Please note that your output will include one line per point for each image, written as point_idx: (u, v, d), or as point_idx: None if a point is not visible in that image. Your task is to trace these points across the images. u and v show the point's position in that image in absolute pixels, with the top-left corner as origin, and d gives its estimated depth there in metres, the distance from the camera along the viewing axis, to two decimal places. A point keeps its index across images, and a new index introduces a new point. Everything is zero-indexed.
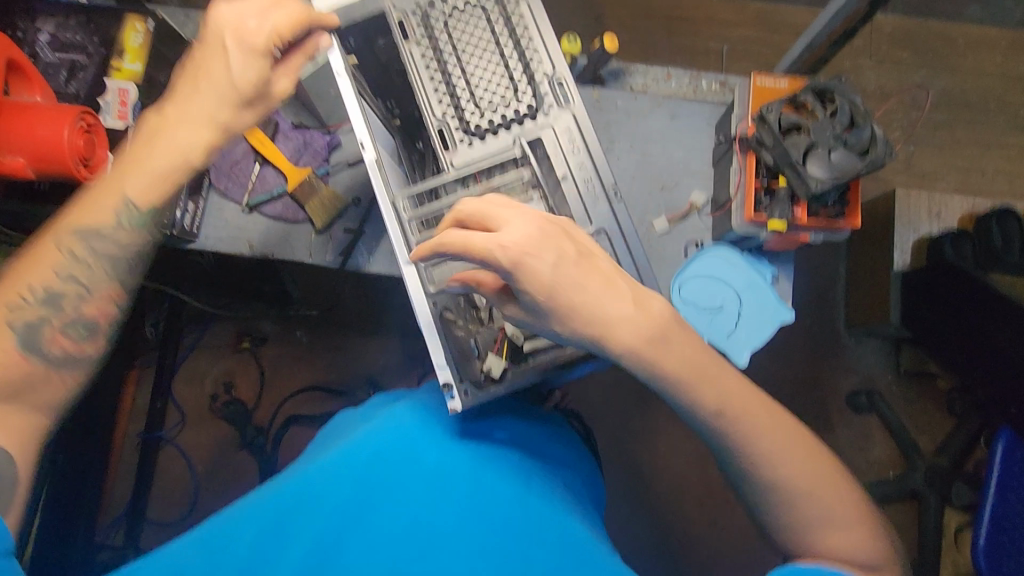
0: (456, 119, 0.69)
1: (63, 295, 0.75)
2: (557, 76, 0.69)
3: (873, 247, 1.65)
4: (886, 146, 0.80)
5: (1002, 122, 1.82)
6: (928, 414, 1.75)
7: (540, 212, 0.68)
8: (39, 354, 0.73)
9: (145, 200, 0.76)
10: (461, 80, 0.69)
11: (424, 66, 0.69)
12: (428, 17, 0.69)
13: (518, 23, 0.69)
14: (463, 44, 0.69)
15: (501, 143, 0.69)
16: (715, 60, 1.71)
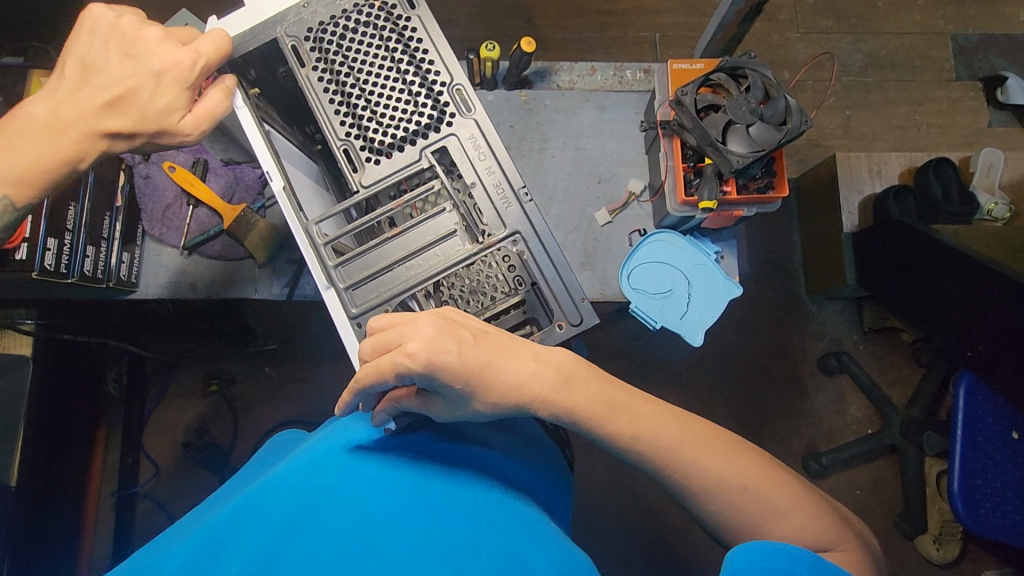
0: (360, 139, 0.68)
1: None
2: (456, 84, 0.69)
3: (823, 212, 1.69)
4: (801, 115, 0.81)
5: (929, 77, 1.88)
6: (897, 367, 1.79)
7: (455, 221, 0.68)
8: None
9: (26, 199, 0.70)
10: (360, 99, 0.68)
11: (323, 89, 0.68)
12: (321, 40, 0.69)
13: (411, 37, 0.69)
14: (359, 63, 0.69)
15: (409, 158, 0.69)
16: (648, 49, 1.73)
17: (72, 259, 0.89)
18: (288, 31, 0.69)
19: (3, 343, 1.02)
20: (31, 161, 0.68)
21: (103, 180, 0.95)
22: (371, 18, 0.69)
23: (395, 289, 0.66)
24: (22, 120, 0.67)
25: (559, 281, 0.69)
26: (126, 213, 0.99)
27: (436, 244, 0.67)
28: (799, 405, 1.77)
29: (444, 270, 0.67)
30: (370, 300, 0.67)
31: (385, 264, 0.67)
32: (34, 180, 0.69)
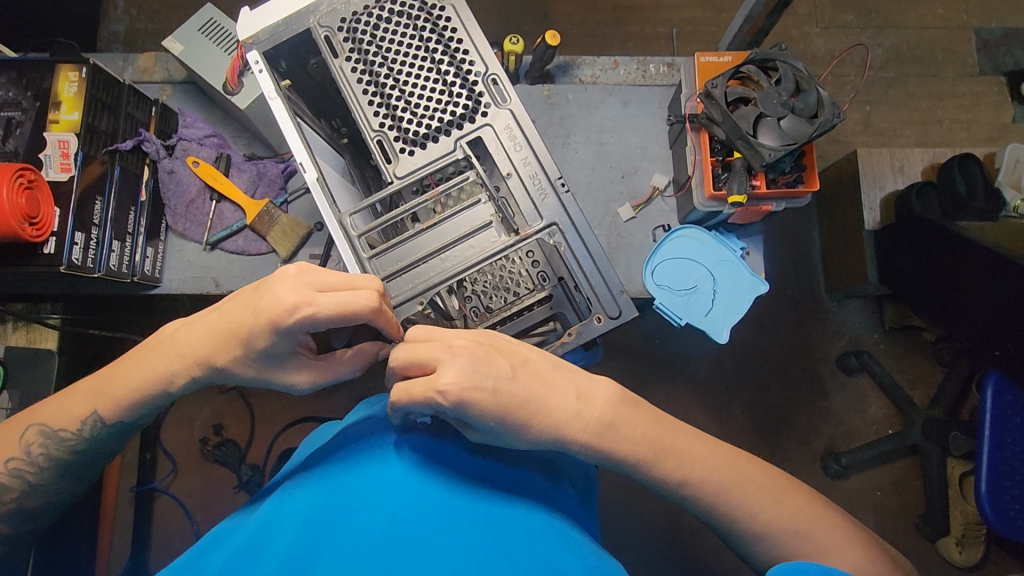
0: (394, 129, 0.68)
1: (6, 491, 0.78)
2: (491, 75, 0.69)
3: (844, 210, 1.67)
4: (834, 107, 0.80)
5: (951, 72, 1.85)
6: (919, 367, 1.76)
7: (490, 212, 0.67)
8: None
9: (111, 416, 0.77)
10: (395, 90, 0.68)
11: (357, 80, 0.68)
12: (355, 31, 0.68)
13: (446, 27, 0.69)
14: (393, 54, 0.68)
15: (443, 149, 0.68)
16: (665, 44, 1.71)
17: (99, 254, 0.89)
18: (321, 21, 0.69)
19: (28, 336, 1.02)
20: (144, 375, 0.75)
21: (127, 174, 0.95)
22: (404, 9, 0.69)
23: (428, 282, 0.66)
24: (160, 335, 0.77)
25: (596, 272, 0.68)
26: (150, 209, 0.99)
27: (472, 236, 0.67)
28: (817, 405, 1.75)
29: (479, 261, 0.66)
30: (404, 291, 0.66)
31: (420, 257, 0.67)
32: (131, 391, 0.75)
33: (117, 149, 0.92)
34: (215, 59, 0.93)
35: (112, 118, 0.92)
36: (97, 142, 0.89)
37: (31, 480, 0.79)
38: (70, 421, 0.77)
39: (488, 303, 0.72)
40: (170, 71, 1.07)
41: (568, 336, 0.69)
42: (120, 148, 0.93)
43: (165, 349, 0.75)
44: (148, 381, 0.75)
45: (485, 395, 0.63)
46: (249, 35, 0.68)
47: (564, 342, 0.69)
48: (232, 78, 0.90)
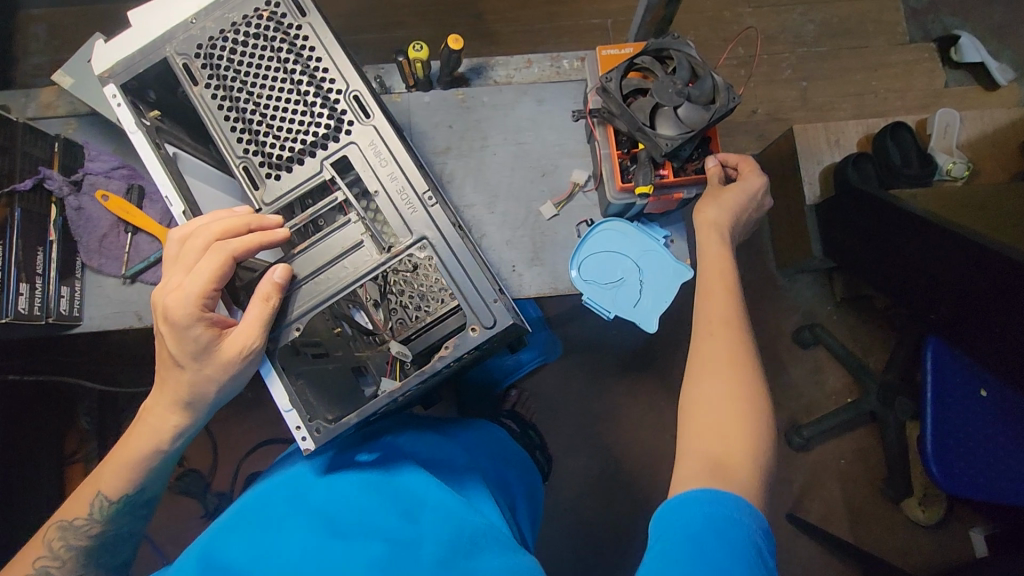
0: (258, 154, 0.67)
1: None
2: (353, 90, 0.68)
3: (785, 187, 1.69)
4: (729, 92, 0.80)
5: (882, 42, 1.87)
6: (872, 334, 1.79)
7: (360, 231, 0.67)
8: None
9: (116, 490, 0.75)
10: (255, 114, 0.67)
11: (217, 107, 0.67)
12: (212, 56, 0.67)
13: (303, 45, 0.68)
14: (251, 77, 0.67)
15: (309, 170, 0.68)
16: (600, 36, 1.71)
17: (3, 299, 0.87)
18: (178, 49, 0.67)
19: None
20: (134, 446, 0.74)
21: (31, 215, 0.93)
22: (259, 29, 0.68)
23: (302, 306, 0.66)
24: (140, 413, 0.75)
25: (469, 281, 0.66)
26: (61, 246, 0.97)
27: (343, 256, 0.67)
28: (777, 381, 1.77)
29: (353, 282, 0.66)
30: (278, 318, 0.67)
31: (293, 281, 0.67)
32: (125, 462, 0.75)
33: (15, 190, 0.90)
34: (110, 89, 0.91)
35: (8, 158, 0.90)
36: None
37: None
38: (78, 507, 0.75)
39: (409, 314, 0.78)
40: (75, 104, 1.04)
41: (444, 351, 0.65)
42: (19, 188, 0.90)
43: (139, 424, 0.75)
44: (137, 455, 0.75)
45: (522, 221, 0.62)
46: (105, 69, 0.67)
47: (440, 355, 0.65)
48: None
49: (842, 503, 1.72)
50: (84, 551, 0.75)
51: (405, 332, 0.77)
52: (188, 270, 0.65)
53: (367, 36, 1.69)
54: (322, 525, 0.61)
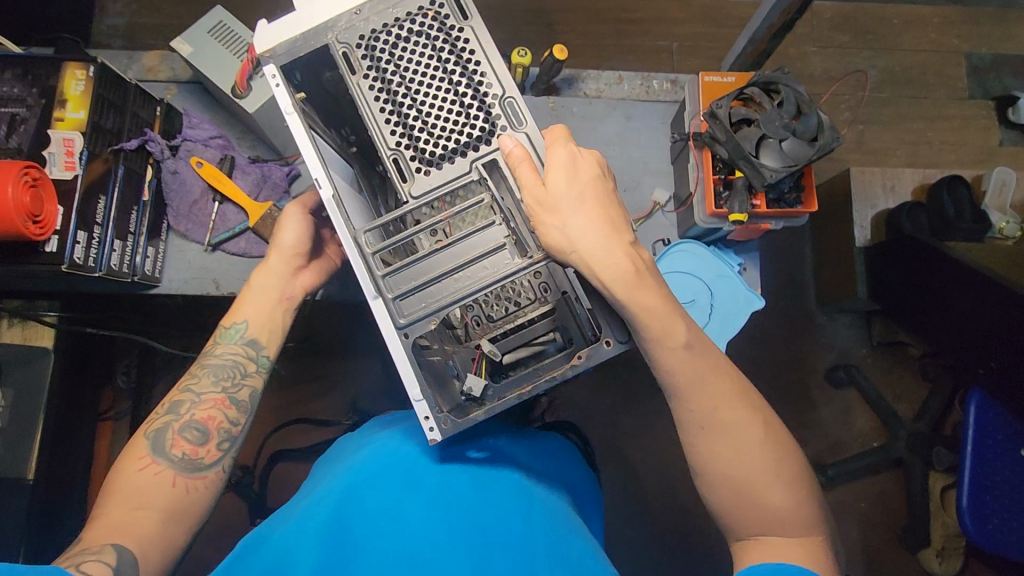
0: (410, 149, 0.70)
1: (180, 406, 0.80)
2: (508, 97, 0.70)
3: (836, 226, 1.70)
4: (833, 132, 0.82)
5: (942, 94, 1.89)
6: (904, 381, 1.79)
7: (504, 234, 0.69)
8: (160, 458, 0.75)
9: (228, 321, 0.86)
10: (412, 110, 0.70)
11: (375, 99, 0.70)
12: (374, 50, 0.71)
13: (463, 48, 0.71)
14: (410, 74, 0.70)
15: (459, 170, 0.70)
16: (665, 58, 1.73)
17: (100, 253, 0.88)
18: (340, 37, 0.70)
19: (24, 334, 1.00)
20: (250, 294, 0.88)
21: (131, 174, 0.94)
22: (423, 28, 0.71)
23: (441, 302, 0.67)
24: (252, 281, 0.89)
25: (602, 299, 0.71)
26: (153, 208, 0.99)
27: (486, 257, 0.68)
28: (805, 417, 1.78)
29: (494, 282, 0.67)
30: (418, 311, 0.68)
31: (435, 275, 0.68)
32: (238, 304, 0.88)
33: (122, 148, 0.92)
34: (223, 61, 0.93)
35: (118, 116, 0.92)
36: (101, 141, 0.88)
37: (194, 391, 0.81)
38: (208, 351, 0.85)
39: (489, 314, 0.78)
40: (176, 71, 1.08)
41: (577, 360, 0.69)
42: (125, 147, 0.92)
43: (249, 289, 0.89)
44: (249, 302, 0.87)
45: (538, 213, 0.68)
46: (266, 48, 0.70)
47: (574, 364, 0.69)
48: (242, 82, 0.90)
49: (859, 547, 1.71)
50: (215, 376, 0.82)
51: (491, 330, 0.77)
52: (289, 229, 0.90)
53: None
54: (433, 510, 0.68)
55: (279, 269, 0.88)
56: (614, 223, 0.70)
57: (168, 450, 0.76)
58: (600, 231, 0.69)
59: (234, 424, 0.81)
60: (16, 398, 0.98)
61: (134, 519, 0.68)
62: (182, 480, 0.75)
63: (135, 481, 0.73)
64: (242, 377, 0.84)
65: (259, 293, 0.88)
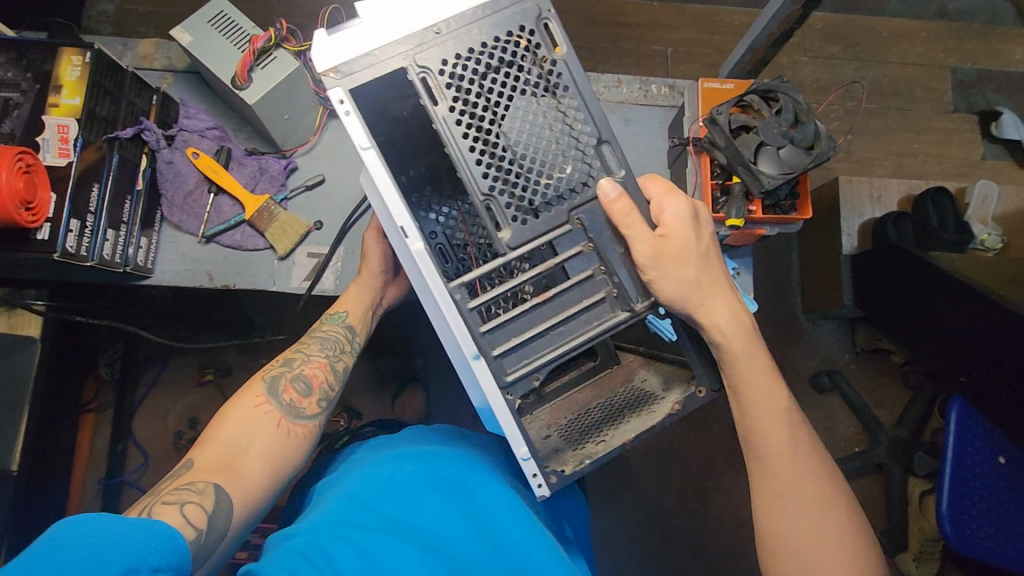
0: (507, 196, 0.64)
1: (292, 362, 0.86)
2: (608, 142, 0.65)
3: (823, 233, 1.73)
4: (830, 141, 0.84)
5: (928, 107, 1.93)
6: (886, 388, 1.83)
7: (603, 287, 0.68)
8: (273, 398, 0.80)
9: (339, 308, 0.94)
10: (506, 152, 0.63)
11: (466, 138, 0.62)
12: (460, 80, 0.62)
13: (556, 82, 0.63)
14: (502, 110, 0.63)
15: (557, 219, 0.65)
16: (660, 62, 1.75)
17: (93, 243, 0.87)
18: (418, 60, 0.62)
19: (11, 323, 0.97)
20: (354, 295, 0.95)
21: (126, 163, 0.93)
22: (512, 57, 0.63)
23: (544, 356, 0.66)
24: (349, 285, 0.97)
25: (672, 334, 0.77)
26: (146, 198, 0.97)
27: (585, 310, 0.67)
28: None
29: (595, 337, 0.66)
30: (520, 366, 0.66)
31: (537, 330, 0.66)
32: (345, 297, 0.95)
33: (117, 136, 0.90)
34: (222, 50, 0.91)
35: (113, 104, 0.90)
36: (96, 129, 0.87)
37: (304, 353, 0.88)
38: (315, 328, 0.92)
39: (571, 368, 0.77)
40: (171, 60, 1.07)
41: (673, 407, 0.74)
42: (121, 135, 0.91)
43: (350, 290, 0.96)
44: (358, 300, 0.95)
45: (648, 266, 0.66)
46: (331, 69, 0.61)
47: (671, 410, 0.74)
48: (242, 73, 0.89)
49: None
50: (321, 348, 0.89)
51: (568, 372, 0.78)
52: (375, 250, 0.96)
53: None
54: (460, 508, 0.72)
55: (374, 277, 0.96)
56: (705, 281, 0.72)
57: (279, 393, 0.81)
58: (699, 283, 0.71)
59: (332, 388, 0.87)
60: (2, 387, 0.96)
61: (244, 444, 0.73)
62: (287, 421, 0.79)
63: (249, 412, 0.78)
64: (340, 353, 0.91)
65: (360, 290, 0.96)
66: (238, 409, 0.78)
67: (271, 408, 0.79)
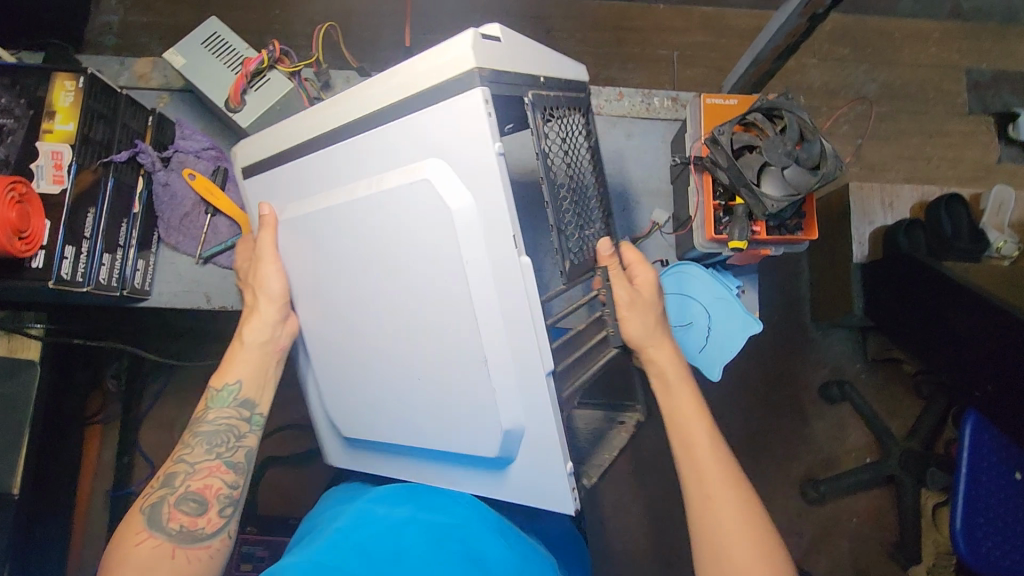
0: (563, 239, 0.75)
1: (174, 478, 0.76)
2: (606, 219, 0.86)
3: (833, 241, 1.69)
4: (836, 159, 0.81)
5: (941, 109, 1.89)
6: (897, 397, 1.79)
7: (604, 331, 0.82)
8: (157, 532, 0.72)
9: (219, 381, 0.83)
10: (564, 204, 0.76)
11: (548, 182, 0.71)
12: (547, 130, 0.72)
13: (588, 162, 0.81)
14: (563, 169, 0.76)
15: (582, 270, 0.80)
16: (665, 67, 1.72)
17: (88, 268, 0.87)
18: (535, 97, 0.70)
19: (11, 346, 0.97)
20: (246, 352, 0.83)
21: (121, 186, 0.93)
22: (571, 130, 0.78)
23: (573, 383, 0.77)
24: (237, 346, 0.84)
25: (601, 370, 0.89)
26: (143, 221, 0.97)
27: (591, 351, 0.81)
28: (798, 432, 1.77)
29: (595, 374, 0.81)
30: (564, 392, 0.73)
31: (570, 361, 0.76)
32: (231, 360, 0.84)
33: (112, 160, 0.90)
34: (215, 72, 0.92)
35: (108, 128, 0.90)
36: (90, 154, 0.86)
37: (189, 457, 0.78)
38: (198, 414, 0.81)
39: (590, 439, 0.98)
40: (167, 78, 1.05)
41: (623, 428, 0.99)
42: (115, 159, 0.90)
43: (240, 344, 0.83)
44: (248, 358, 0.83)
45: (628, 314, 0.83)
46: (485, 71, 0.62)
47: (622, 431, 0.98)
48: (236, 96, 0.90)
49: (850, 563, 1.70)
50: (204, 440, 0.79)
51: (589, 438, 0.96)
52: (269, 275, 0.82)
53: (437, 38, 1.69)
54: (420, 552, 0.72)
55: (264, 330, 0.82)
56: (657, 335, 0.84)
57: (164, 524, 0.73)
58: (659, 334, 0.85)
59: (235, 486, 0.79)
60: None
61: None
62: (181, 550, 0.73)
63: (132, 556, 0.71)
64: (237, 439, 0.81)
65: (251, 349, 0.83)
66: (121, 557, 0.71)
67: (158, 542, 0.72)
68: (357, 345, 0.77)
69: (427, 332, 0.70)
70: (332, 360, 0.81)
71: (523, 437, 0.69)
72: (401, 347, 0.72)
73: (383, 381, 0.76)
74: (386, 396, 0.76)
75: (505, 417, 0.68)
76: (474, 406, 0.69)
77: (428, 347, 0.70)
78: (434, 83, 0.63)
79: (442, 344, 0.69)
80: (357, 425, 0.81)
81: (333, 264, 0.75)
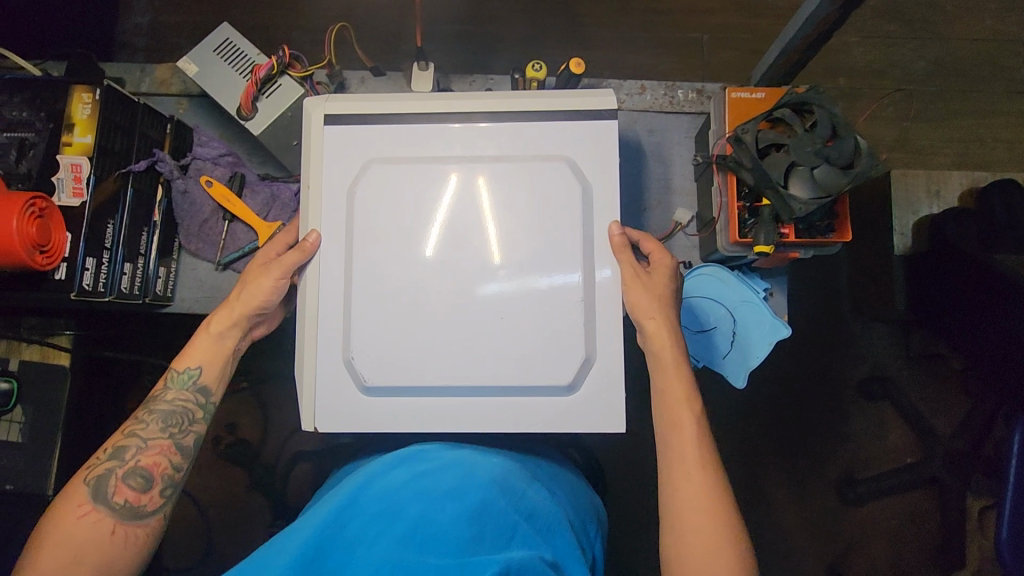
0: None
1: (124, 451, 0.74)
2: None
3: (874, 231, 1.60)
4: (872, 158, 0.75)
5: (998, 87, 1.75)
6: (946, 396, 1.68)
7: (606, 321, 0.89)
8: (102, 505, 0.70)
9: (186, 362, 0.81)
10: None
11: None
12: None
13: None
14: None
15: None
16: (695, 51, 1.65)
17: (110, 278, 0.88)
18: None
19: (42, 353, 1.01)
20: (212, 341, 0.82)
21: (141, 195, 0.94)
22: None
23: None
24: (206, 334, 0.82)
25: None
26: (163, 227, 0.98)
27: None
28: (835, 431, 1.66)
29: None
30: None
31: None
32: (195, 347, 0.81)
33: (130, 170, 0.91)
34: (229, 82, 0.93)
35: (126, 138, 0.91)
36: (109, 165, 0.87)
37: (141, 435, 0.75)
38: (158, 387, 0.79)
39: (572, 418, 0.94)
40: (187, 84, 1.07)
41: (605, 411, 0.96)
42: (134, 168, 0.91)
43: (212, 329, 0.82)
44: (215, 346, 0.82)
45: None
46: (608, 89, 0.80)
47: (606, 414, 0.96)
48: (246, 104, 0.90)
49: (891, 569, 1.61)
50: (159, 419, 0.77)
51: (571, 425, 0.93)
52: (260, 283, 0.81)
53: (459, 28, 1.65)
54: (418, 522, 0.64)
55: (233, 326, 0.83)
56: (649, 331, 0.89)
57: (111, 498, 0.71)
58: None
59: (179, 469, 0.77)
60: (36, 415, 0.99)
61: (72, 569, 0.65)
62: (127, 526, 0.71)
63: (72, 527, 0.68)
64: (191, 423, 0.79)
65: (214, 340, 0.82)
66: (61, 526, 0.68)
67: (101, 517, 0.70)
68: (409, 289, 0.78)
69: (518, 272, 0.78)
70: (377, 304, 0.78)
71: (590, 372, 0.77)
72: (471, 284, 0.78)
73: (438, 321, 0.77)
74: (442, 346, 0.77)
75: (586, 348, 0.76)
76: (553, 355, 0.76)
77: (514, 287, 0.77)
78: (582, 101, 0.80)
79: (531, 283, 0.77)
80: (391, 375, 0.77)
81: (406, 218, 0.79)
